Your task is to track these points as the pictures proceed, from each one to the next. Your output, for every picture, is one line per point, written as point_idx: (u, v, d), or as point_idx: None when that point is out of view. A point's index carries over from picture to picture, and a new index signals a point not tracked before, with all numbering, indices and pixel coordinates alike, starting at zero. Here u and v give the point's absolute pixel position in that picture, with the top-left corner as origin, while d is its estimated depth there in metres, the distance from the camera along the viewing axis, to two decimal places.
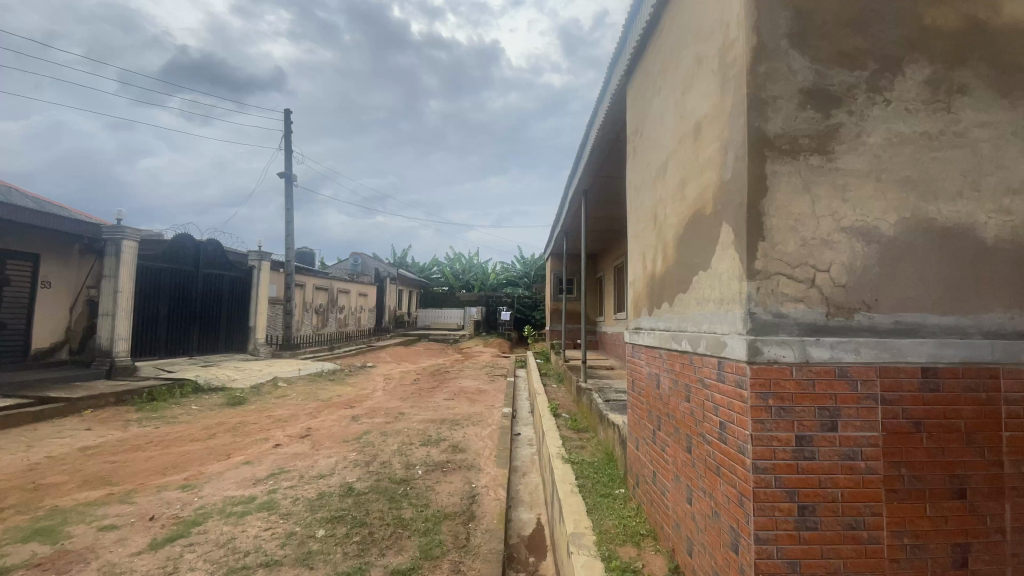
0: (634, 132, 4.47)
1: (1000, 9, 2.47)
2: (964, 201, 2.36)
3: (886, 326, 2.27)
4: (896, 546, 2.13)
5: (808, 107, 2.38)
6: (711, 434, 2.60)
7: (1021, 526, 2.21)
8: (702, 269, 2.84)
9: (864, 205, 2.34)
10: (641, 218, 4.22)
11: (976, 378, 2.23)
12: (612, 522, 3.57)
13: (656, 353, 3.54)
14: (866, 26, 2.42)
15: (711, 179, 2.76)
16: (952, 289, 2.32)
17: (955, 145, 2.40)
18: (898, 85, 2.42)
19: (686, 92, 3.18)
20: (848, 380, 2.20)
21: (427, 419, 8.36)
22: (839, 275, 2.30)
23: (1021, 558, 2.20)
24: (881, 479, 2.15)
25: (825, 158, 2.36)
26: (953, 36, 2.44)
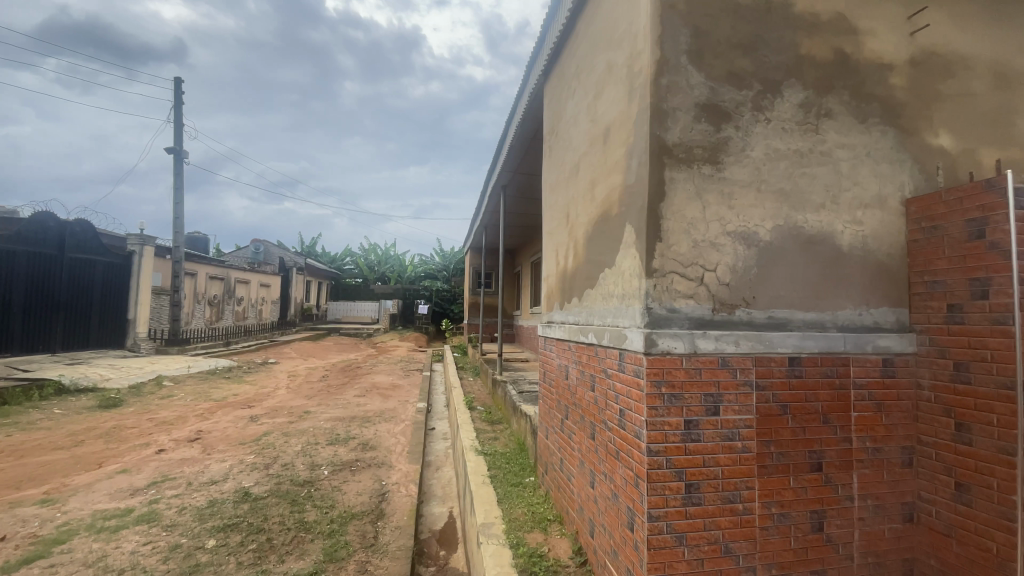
0: (549, 131, 4.59)
1: (862, 45, 2.82)
2: (826, 212, 2.70)
3: (760, 320, 2.55)
4: (765, 515, 2.41)
5: (702, 120, 2.59)
6: (611, 420, 2.77)
7: (869, 492, 2.55)
8: (607, 266, 3.00)
9: (745, 212, 2.61)
10: (554, 216, 4.37)
11: (831, 366, 2.57)
12: (521, 510, 3.68)
13: (565, 346, 3.69)
14: (753, 50, 2.69)
15: (617, 181, 2.92)
16: (816, 288, 2.63)
17: (822, 162, 2.73)
18: (777, 106, 2.71)
19: (597, 97, 3.33)
20: (729, 369, 2.45)
21: (334, 417, 7.98)
22: (724, 275, 2.54)
23: (867, 521, 2.54)
24: (754, 456, 2.42)
25: (715, 168, 2.59)
26: (824, 66, 2.77)
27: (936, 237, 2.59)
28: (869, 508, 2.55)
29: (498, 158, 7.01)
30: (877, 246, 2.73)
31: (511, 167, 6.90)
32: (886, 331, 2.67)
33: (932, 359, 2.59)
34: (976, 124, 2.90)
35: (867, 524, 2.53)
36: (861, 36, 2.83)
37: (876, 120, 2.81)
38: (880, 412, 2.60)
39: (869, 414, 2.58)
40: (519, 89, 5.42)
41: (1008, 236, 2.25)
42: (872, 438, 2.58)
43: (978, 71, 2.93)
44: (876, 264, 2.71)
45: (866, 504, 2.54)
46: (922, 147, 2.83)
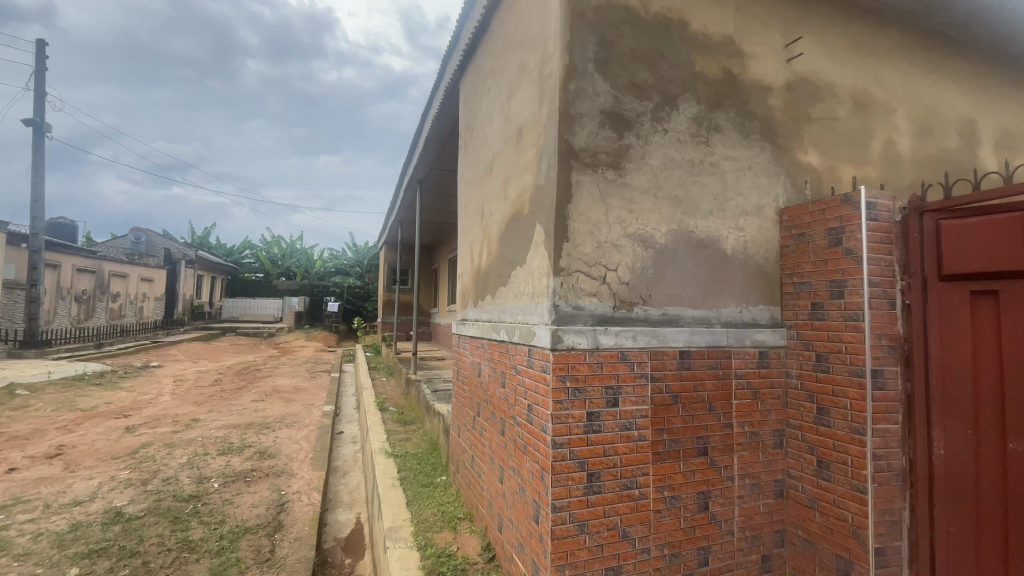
0: (465, 128, 4.56)
1: (746, 68, 3.05)
2: (714, 219, 2.93)
3: (656, 317, 2.73)
4: (659, 499, 2.58)
5: (606, 126, 2.71)
6: (520, 416, 2.82)
7: (748, 472, 2.79)
8: (518, 264, 3.05)
9: (644, 216, 2.77)
10: (469, 213, 4.35)
11: (716, 358, 2.80)
12: (431, 510, 3.63)
13: (478, 343, 3.70)
14: (653, 64, 2.85)
15: (528, 182, 2.97)
16: (704, 287, 2.87)
17: (711, 173, 2.94)
18: (673, 118, 2.89)
19: (510, 97, 3.36)
20: (627, 362, 2.60)
21: (228, 425, 7.33)
22: (624, 274, 2.69)
23: (747, 499, 2.77)
24: (649, 444, 2.59)
25: (617, 173, 2.72)
26: (714, 84, 2.98)
27: (803, 243, 2.87)
28: (748, 487, 2.78)
29: (414, 151, 6.84)
30: (756, 251, 3.00)
31: (427, 162, 6.75)
32: (762, 326, 2.95)
33: (798, 351, 2.87)
34: (839, 144, 3.20)
35: (745, 501, 2.76)
36: (745, 59, 3.06)
37: (757, 137, 3.05)
38: (756, 399, 2.86)
39: (747, 401, 2.83)
40: (435, 83, 5.33)
41: (859, 243, 2.56)
42: (750, 422, 2.83)
43: (840, 97, 3.24)
44: (755, 267, 2.98)
45: (745, 484, 2.77)
46: (793, 163, 3.11)
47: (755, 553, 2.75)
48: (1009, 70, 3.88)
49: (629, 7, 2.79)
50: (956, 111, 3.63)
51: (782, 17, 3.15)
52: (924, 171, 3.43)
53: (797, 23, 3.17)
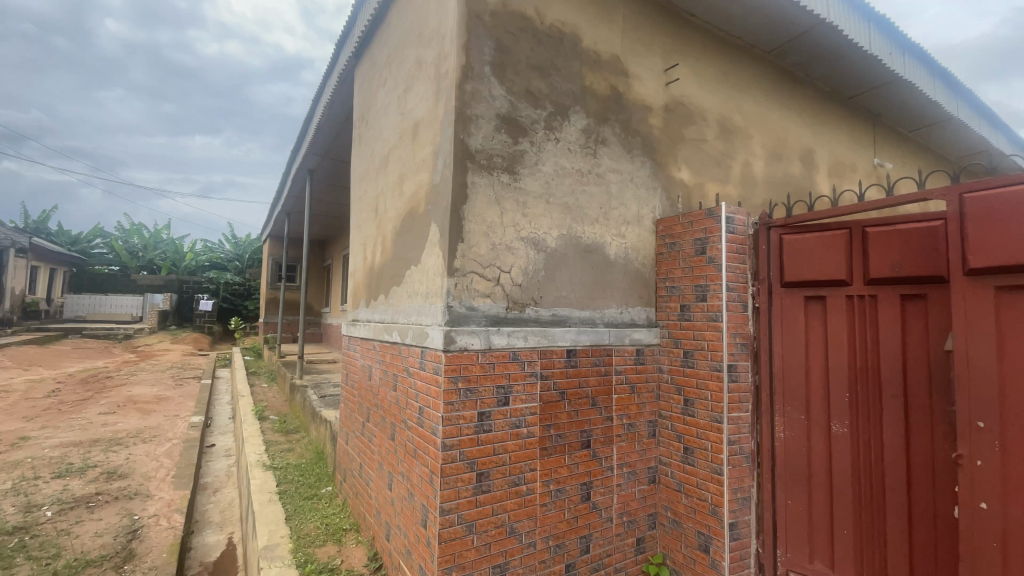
0: (360, 119, 4.36)
1: (631, 87, 3.26)
2: (600, 226, 3.07)
3: (546, 317, 2.82)
4: (545, 493, 2.66)
5: (502, 131, 2.75)
6: (410, 419, 2.76)
7: (625, 461, 2.99)
8: (412, 264, 2.97)
9: (536, 220, 2.84)
10: (362, 208, 4.17)
11: (600, 357, 2.96)
12: (313, 524, 3.41)
13: (369, 345, 3.55)
14: (547, 74, 2.93)
15: (423, 180, 2.91)
16: (589, 290, 3.00)
17: (597, 183, 3.08)
18: (565, 128, 2.99)
19: (407, 92, 3.27)
20: (518, 362, 2.65)
21: (67, 442, 6.25)
22: (517, 276, 2.74)
23: (625, 487, 2.97)
24: (537, 440, 2.66)
25: (512, 177, 2.77)
26: (602, 99, 3.14)
27: (675, 251, 3.13)
28: (626, 475, 2.99)
29: (304, 139, 6.38)
30: (635, 257, 3.19)
31: (318, 151, 6.34)
32: (640, 326, 3.16)
33: (669, 348, 3.14)
34: (706, 164, 3.56)
35: (623, 489, 2.96)
36: (630, 78, 3.27)
37: (639, 152, 3.26)
38: (633, 392, 3.07)
39: (626, 394, 3.04)
40: (328, 68, 5.03)
41: (719, 253, 2.84)
42: (629, 415, 3.04)
43: (709, 122, 3.62)
44: (635, 272, 3.18)
45: (622, 473, 2.97)
46: (669, 179, 3.37)
47: (630, 537, 2.97)
48: (837, 109, 4.61)
49: (526, 16, 2.86)
50: (798, 142, 4.23)
51: (663, 43, 3.43)
52: (772, 191, 3.97)
53: (675, 51, 3.48)
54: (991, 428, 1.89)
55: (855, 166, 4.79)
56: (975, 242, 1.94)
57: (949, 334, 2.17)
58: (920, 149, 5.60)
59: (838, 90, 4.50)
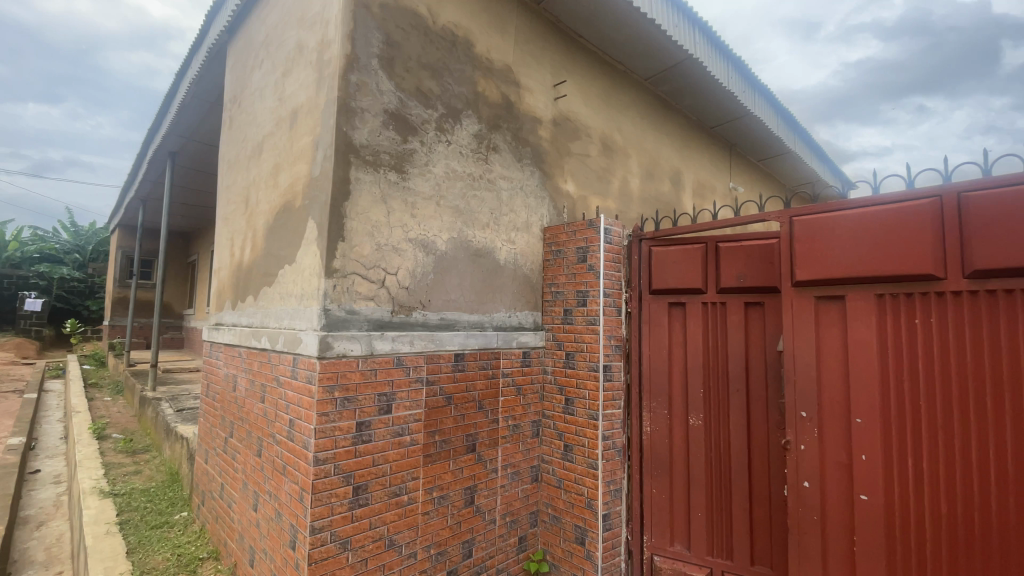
0: (231, 100, 3.94)
1: (522, 98, 3.33)
2: (490, 231, 3.06)
3: (434, 321, 2.73)
4: (427, 501, 2.60)
5: (389, 127, 2.63)
6: (280, 433, 2.52)
7: (510, 462, 3.03)
8: (286, 262, 2.74)
9: (426, 222, 2.74)
10: (230, 199, 3.77)
11: (487, 360, 2.94)
12: (162, 556, 2.99)
13: (235, 352, 3.21)
14: (439, 75, 2.87)
15: (301, 172, 2.70)
16: (478, 293, 2.98)
17: (488, 188, 3.08)
18: (457, 131, 2.95)
19: (286, 76, 3.02)
20: (403, 368, 2.54)
21: None
22: (404, 279, 2.62)
23: (508, 488, 3.00)
24: (420, 447, 2.58)
25: (400, 176, 2.65)
26: (494, 106, 3.15)
27: (560, 258, 3.25)
28: (510, 477, 3.02)
29: (163, 117, 5.63)
30: (524, 263, 3.25)
31: (181, 132, 5.63)
32: (527, 329, 3.22)
33: (553, 351, 3.23)
34: (590, 177, 3.77)
35: (506, 489, 2.98)
36: (522, 89, 3.34)
37: (529, 162, 3.33)
38: (519, 394, 3.11)
39: (512, 396, 3.07)
40: (195, 40, 4.49)
41: (598, 261, 3.01)
42: (515, 417, 3.07)
43: (593, 138, 3.83)
44: (523, 278, 3.23)
45: (507, 474, 3.00)
46: (556, 189, 3.50)
47: (512, 536, 3.01)
48: (701, 136, 5.16)
49: (417, 13, 2.78)
50: (669, 163, 4.67)
51: (552, 59, 3.56)
52: (647, 206, 4.33)
53: (563, 67, 3.63)
54: (811, 416, 2.20)
55: (715, 188, 5.41)
56: (802, 258, 2.27)
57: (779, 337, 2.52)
58: (765, 176, 6.49)
59: (702, 119, 5.04)
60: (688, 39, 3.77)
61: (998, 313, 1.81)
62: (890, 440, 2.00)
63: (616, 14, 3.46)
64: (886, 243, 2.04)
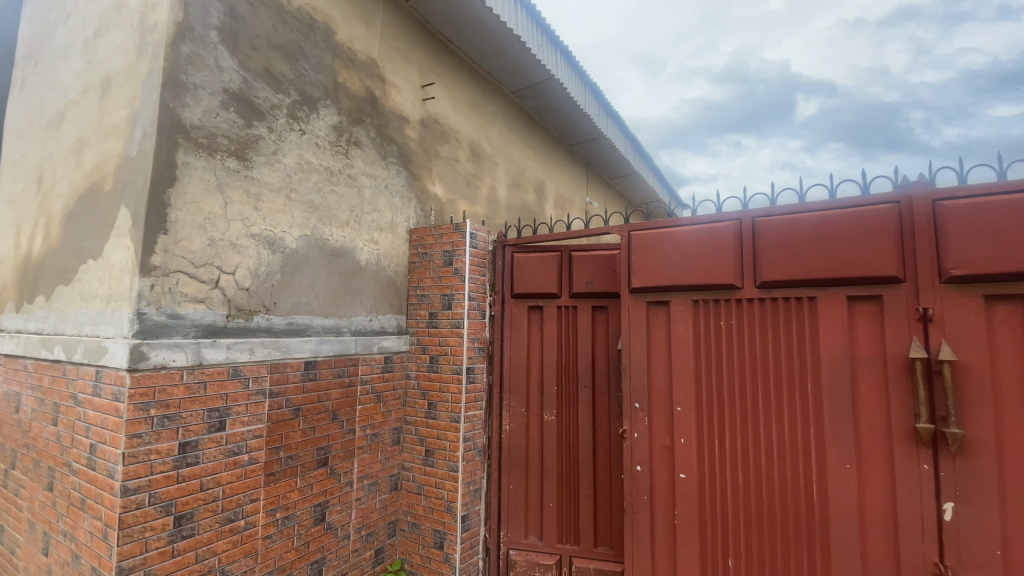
0: (22, 56, 3.22)
1: (388, 94, 3.21)
2: (350, 230, 2.88)
3: (279, 326, 2.49)
4: (269, 524, 2.36)
5: (230, 109, 2.34)
6: (77, 461, 2.10)
7: (367, 474, 2.88)
8: (91, 256, 2.30)
9: (272, 217, 2.49)
10: (16, 176, 3.07)
11: (343, 366, 2.77)
12: None
13: (19, 365, 2.61)
14: (292, 59, 2.64)
15: (114, 150, 2.28)
16: (334, 295, 2.79)
17: (348, 185, 2.89)
18: (312, 121, 2.73)
19: (97, 36, 2.54)
20: (240, 379, 2.27)
21: None
22: (243, 278, 2.35)
23: (364, 500, 2.86)
24: (261, 466, 2.34)
25: (242, 164, 2.37)
26: (356, 100, 2.99)
27: (425, 261, 3.19)
28: (367, 489, 2.88)
29: None
30: (387, 265, 3.13)
31: None
32: (389, 334, 3.09)
33: (417, 355, 3.16)
34: (458, 182, 3.78)
35: (362, 502, 2.84)
36: (388, 86, 3.22)
37: (394, 161, 3.22)
38: (379, 402, 2.97)
39: (371, 404, 2.92)
40: None
41: (463, 264, 3.03)
42: (374, 426, 2.94)
43: (461, 144, 3.86)
44: (386, 280, 3.11)
45: (363, 485, 2.85)
46: (423, 191, 3.43)
47: (368, 550, 2.88)
48: (563, 152, 5.52)
49: None
50: (534, 175, 4.92)
51: (420, 59, 3.51)
52: (511, 214, 4.50)
53: (432, 69, 3.59)
54: (643, 407, 2.45)
55: (574, 202, 5.83)
56: (638, 267, 2.52)
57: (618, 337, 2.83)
58: (616, 195, 7.19)
59: (564, 136, 5.39)
60: (552, 60, 4.00)
61: (778, 317, 2.19)
62: (701, 424, 2.31)
63: (484, 25, 3.53)
64: (702, 257, 2.35)
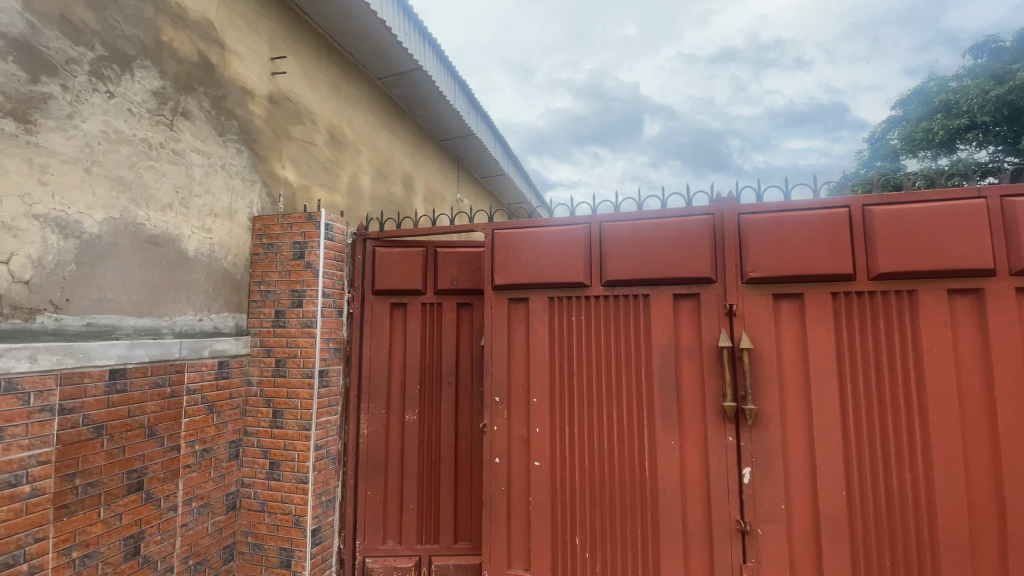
0: None
1: (227, 62, 2.82)
2: (173, 214, 2.44)
3: (73, 328, 2.02)
4: (62, 565, 1.91)
5: (6, 57, 1.83)
6: None
7: (195, 496, 2.49)
8: None
9: (66, 194, 2.01)
10: None
11: (163, 374, 2.32)
12: None
13: None
14: (99, 5, 2.17)
15: None
16: (152, 290, 2.34)
17: (173, 161, 2.45)
18: (125, 83, 2.26)
19: None
20: (15, 395, 1.77)
21: None
22: (21, 269, 1.85)
23: (189, 526, 2.46)
24: (49, 498, 1.88)
25: (23, 128, 1.88)
26: (186, 64, 2.57)
27: (272, 253, 2.88)
28: (196, 513, 2.50)
29: None
30: (223, 256, 2.73)
31: None
32: (224, 335, 2.71)
33: (260, 358, 2.83)
34: (314, 168, 3.49)
35: (189, 528, 2.45)
36: (226, 52, 2.83)
37: (233, 138, 2.82)
38: (211, 413, 2.59)
39: (201, 417, 2.53)
40: None
41: (317, 258, 2.81)
42: (205, 442, 2.55)
43: (318, 126, 3.57)
44: (221, 273, 2.71)
45: (190, 508, 2.46)
46: (270, 174, 3.08)
47: None
48: (432, 146, 5.45)
49: None
50: (401, 166, 4.76)
51: (269, 28, 3.15)
52: (376, 205, 4.30)
53: (283, 41, 3.25)
54: (502, 400, 2.51)
55: (444, 197, 5.78)
56: (500, 265, 2.57)
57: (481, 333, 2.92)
58: (487, 193, 7.32)
59: (433, 130, 5.32)
60: (418, 48, 3.91)
61: (621, 312, 2.41)
62: (555, 414, 2.44)
63: (344, 3, 3.30)
64: (558, 257, 2.49)
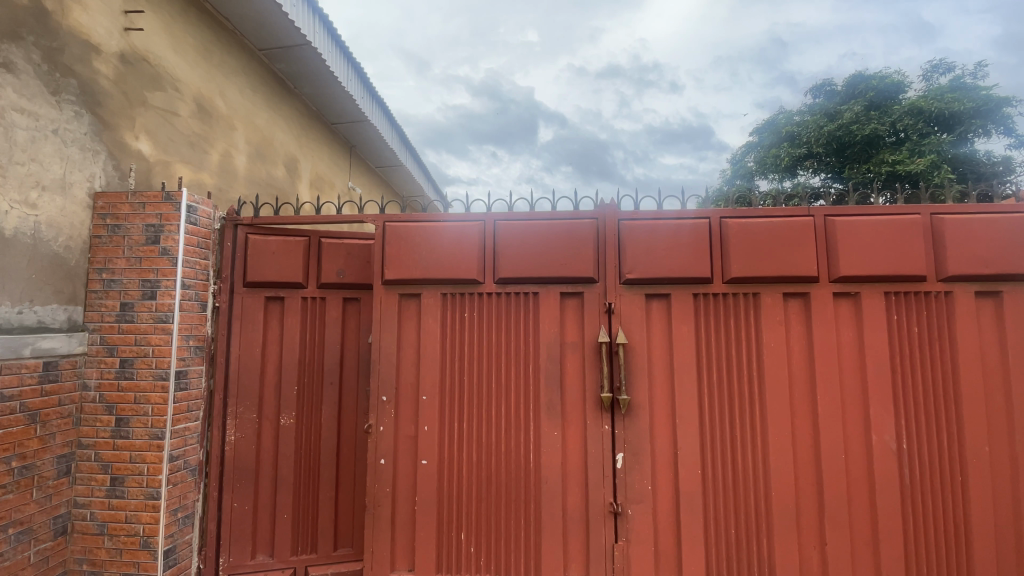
0: None
1: (66, 9, 2.38)
2: None
3: None
4: None
5: None
6: None
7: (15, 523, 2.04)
8: None
9: None
10: None
11: None
12: None
13: None
14: None
15: None
16: None
17: None
18: None
19: None
20: None
21: None
22: None
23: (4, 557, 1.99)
24: None
25: None
26: (11, 7, 2.12)
27: (117, 236, 2.49)
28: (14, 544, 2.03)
29: None
30: (52, 237, 2.29)
31: None
32: (51, 331, 2.27)
33: (100, 359, 2.45)
34: (176, 141, 3.07)
35: (5, 560, 1.99)
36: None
37: (70, 99, 2.37)
38: (34, 424, 2.16)
39: (20, 429, 2.08)
40: None
41: (175, 244, 2.50)
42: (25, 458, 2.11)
43: (183, 96, 3.15)
44: (49, 257, 2.27)
45: (6, 536, 2.00)
46: (120, 144, 2.63)
47: None
48: (322, 129, 5.11)
49: None
50: (283, 148, 4.40)
51: None
52: (251, 187, 3.92)
53: None
54: (390, 399, 2.43)
55: (333, 184, 5.45)
56: (391, 258, 2.49)
57: (369, 330, 2.82)
58: (381, 184, 7.06)
59: (322, 112, 5.00)
60: (306, 24, 3.66)
61: (510, 309, 2.47)
62: (443, 411, 2.43)
63: None
64: (451, 253, 2.47)
